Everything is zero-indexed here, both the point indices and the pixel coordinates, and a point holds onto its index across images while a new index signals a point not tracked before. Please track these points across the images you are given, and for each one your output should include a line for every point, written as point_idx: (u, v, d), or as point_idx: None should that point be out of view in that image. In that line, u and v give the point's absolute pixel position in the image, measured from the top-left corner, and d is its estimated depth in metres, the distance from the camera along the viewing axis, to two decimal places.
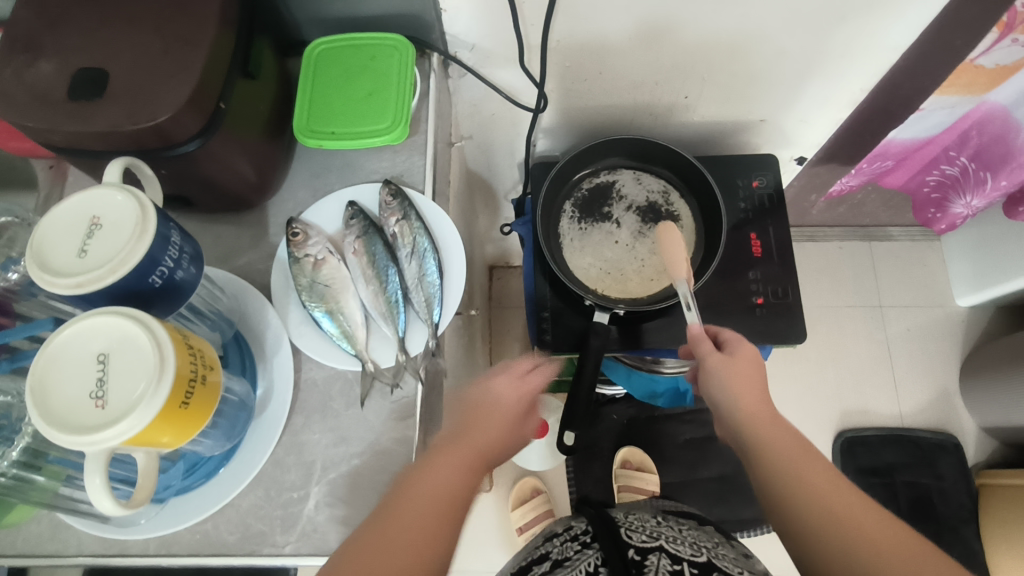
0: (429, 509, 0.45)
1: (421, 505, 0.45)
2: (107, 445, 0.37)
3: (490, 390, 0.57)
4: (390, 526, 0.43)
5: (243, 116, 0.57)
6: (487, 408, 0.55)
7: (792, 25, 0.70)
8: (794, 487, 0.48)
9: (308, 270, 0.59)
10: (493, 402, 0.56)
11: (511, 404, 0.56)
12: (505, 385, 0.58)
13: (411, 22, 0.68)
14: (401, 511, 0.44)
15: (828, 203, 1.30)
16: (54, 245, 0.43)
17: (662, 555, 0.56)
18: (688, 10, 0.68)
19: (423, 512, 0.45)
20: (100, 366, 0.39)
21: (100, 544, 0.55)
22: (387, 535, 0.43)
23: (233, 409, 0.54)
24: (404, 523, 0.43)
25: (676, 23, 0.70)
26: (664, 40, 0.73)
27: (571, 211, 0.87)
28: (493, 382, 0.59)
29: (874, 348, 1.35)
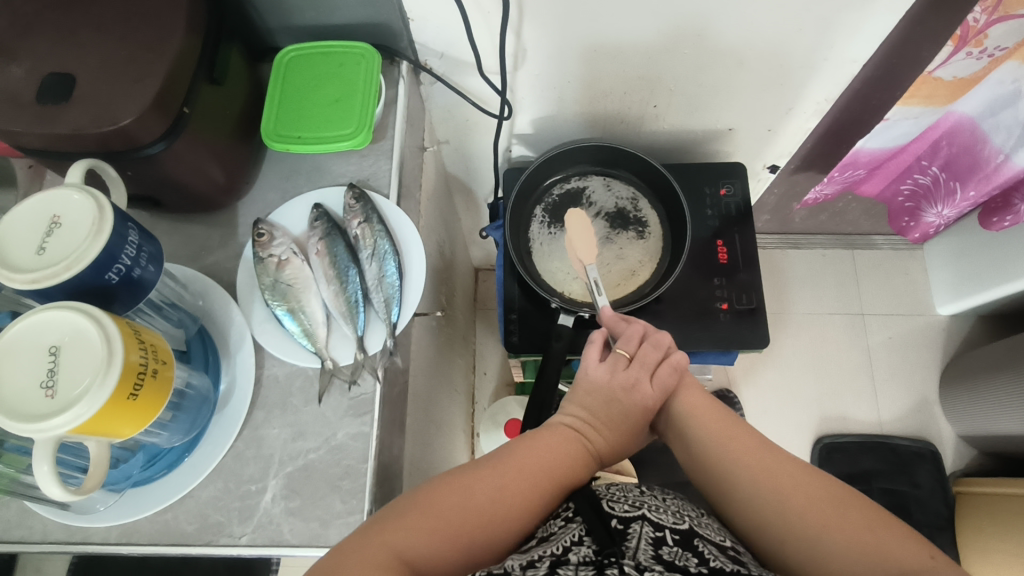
0: (532, 473, 0.53)
1: (529, 471, 0.53)
2: (55, 433, 0.39)
3: (617, 374, 0.63)
4: (487, 480, 0.51)
5: (210, 120, 0.59)
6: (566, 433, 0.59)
7: (818, 27, 0.70)
8: (742, 476, 0.52)
9: (271, 269, 0.61)
10: (649, 394, 0.61)
11: (592, 430, 0.61)
12: (608, 369, 0.64)
13: (380, 31, 0.70)
14: (503, 472, 0.52)
15: (808, 211, 1.32)
16: (15, 243, 0.45)
17: (646, 522, 0.53)
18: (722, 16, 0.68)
19: (527, 476, 0.53)
20: (51, 357, 0.41)
21: (63, 532, 0.57)
22: (476, 489, 0.50)
23: (195, 403, 0.57)
24: (502, 482, 0.51)
25: (711, 29, 0.70)
26: (701, 44, 0.73)
27: (541, 215, 0.89)
28: (610, 364, 0.64)
29: (853, 356, 1.36)
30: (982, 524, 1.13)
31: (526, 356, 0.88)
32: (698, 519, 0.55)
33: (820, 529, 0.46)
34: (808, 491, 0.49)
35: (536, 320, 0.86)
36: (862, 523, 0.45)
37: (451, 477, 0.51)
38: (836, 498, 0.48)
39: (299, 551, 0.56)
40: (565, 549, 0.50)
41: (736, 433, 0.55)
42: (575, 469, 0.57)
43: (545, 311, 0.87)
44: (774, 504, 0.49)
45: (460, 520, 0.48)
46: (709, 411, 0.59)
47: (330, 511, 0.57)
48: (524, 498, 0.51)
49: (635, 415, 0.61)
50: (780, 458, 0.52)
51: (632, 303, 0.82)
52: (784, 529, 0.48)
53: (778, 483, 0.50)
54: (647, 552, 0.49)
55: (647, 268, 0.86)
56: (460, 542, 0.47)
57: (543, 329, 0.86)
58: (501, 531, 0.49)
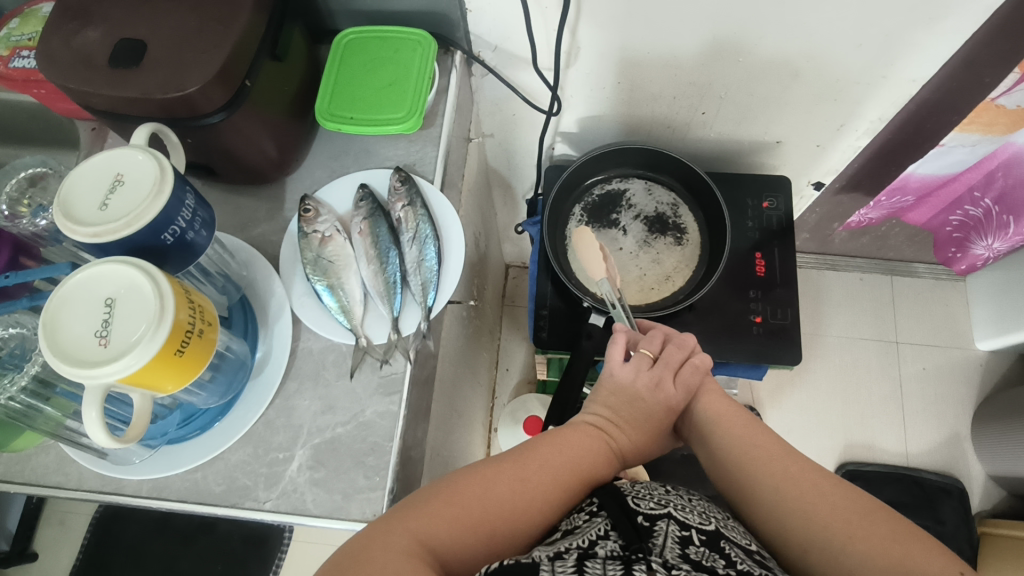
0: (554, 469, 0.54)
1: (551, 466, 0.54)
2: (104, 381, 0.40)
3: (641, 375, 0.63)
4: (509, 473, 0.51)
5: (269, 95, 0.61)
6: (588, 431, 0.59)
7: (859, 49, 0.70)
8: (766, 483, 0.51)
9: (315, 244, 0.63)
10: (672, 393, 0.61)
11: (614, 430, 0.61)
12: (633, 369, 0.63)
13: (437, 20, 0.71)
14: (525, 466, 0.52)
15: (850, 233, 1.29)
16: (80, 196, 0.47)
17: (672, 520, 0.52)
18: (762, 29, 0.68)
19: (549, 471, 0.53)
20: (107, 309, 0.42)
21: (98, 481, 0.59)
22: (499, 481, 0.50)
23: (233, 367, 0.59)
24: (525, 475, 0.52)
25: (750, 43, 0.71)
26: (737, 58, 0.74)
27: (580, 214, 0.89)
28: (635, 364, 0.63)
29: (885, 384, 1.33)
30: (1005, 566, 1.09)
31: (553, 353, 0.88)
32: (724, 522, 0.54)
33: (844, 541, 0.46)
34: (832, 502, 0.48)
35: (568, 318, 0.86)
36: (888, 535, 0.45)
37: (473, 467, 0.51)
38: (861, 508, 0.47)
39: (320, 521, 0.57)
40: (592, 543, 0.50)
41: (759, 440, 0.55)
42: (597, 466, 0.57)
43: (577, 310, 0.87)
44: (797, 514, 0.49)
45: (482, 509, 0.48)
46: (733, 416, 0.58)
47: (352, 486, 0.58)
48: (545, 493, 0.52)
49: (658, 415, 0.61)
50: (803, 466, 0.51)
51: (665, 309, 0.81)
52: (806, 539, 0.48)
53: (802, 491, 0.49)
54: (673, 551, 0.49)
55: (682, 274, 0.86)
56: (482, 531, 0.48)
57: (573, 328, 0.86)
58: (522, 523, 0.50)
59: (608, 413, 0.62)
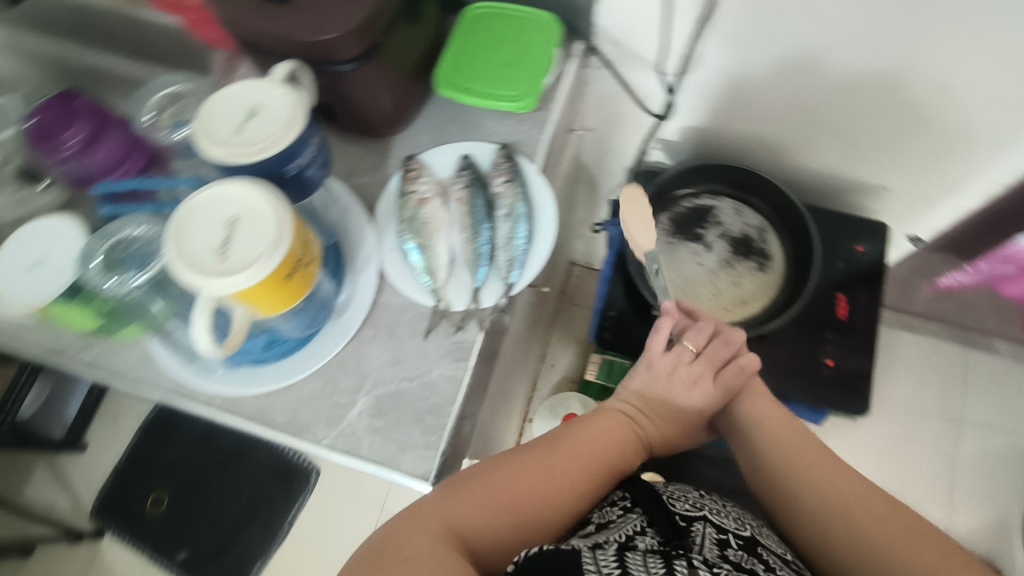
0: (583, 459, 0.55)
1: (580, 456, 0.55)
2: (218, 292, 0.43)
3: (680, 369, 0.63)
4: (536, 463, 0.53)
5: (397, 53, 0.62)
6: (618, 419, 0.60)
7: (993, 104, 0.66)
8: (808, 490, 0.53)
9: (413, 204, 0.65)
10: (710, 391, 0.62)
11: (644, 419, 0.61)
12: (672, 360, 0.63)
13: (567, 7, 0.72)
14: (554, 455, 0.54)
15: (934, 294, 1.24)
16: (217, 119, 0.50)
17: (708, 523, 0.54)
18: (896, 64, 0.65)
19: (578, 462, 0.55)
20: (230, 226, 0.45)
21: (175, 386, 0.62)
22: (528, 470, 0.52)
23: (316, 307, 0.60)
24: (553, 464, 0.53)
25: (875, 77, 0.68)
26: (860, 90, 0.71)
27: (665, 223, 0.89)
28: (675, 357, 0.63)
29: (939, 457, 1.28)
30: None
31: (613, 354, 0.89)
32: (760, 530, 0.56)
33: (887, 554, 0.47)
34: (874, 513, 0.49)
35: (634, 323, 0.86)
36: (933, 553, 0.45)
37: (502, 457, 0.53)
38: (903, 522, 0.48)
39: (371, 467, 0.59)
40: (629, 536, 0.51)
41: (802, 445, 0.56)
42: (625, 456, 0.58)
43: (644, 317, 0.86)
44: (839, 521, 0.50)
45: (509, 496, 0.50)
46: (775, 421, 0.59)
47: (407, 440, 0.60)
48: (574, 484, 0.53)
49: (693, 411, 0.62)
50: (847, 477, 0.53)
51: (737, 332, 0.80)
52: (849, 550, 0.49)
53: (843, 499, 0.51)
54: (712, 551, 0.50)
55: (758, 301, 0.84)
56: (511, 519, 0.50)
57: (638, 334, 0.86)
58: (551, 512, 0.52)
59: (639, 403, 0.62)
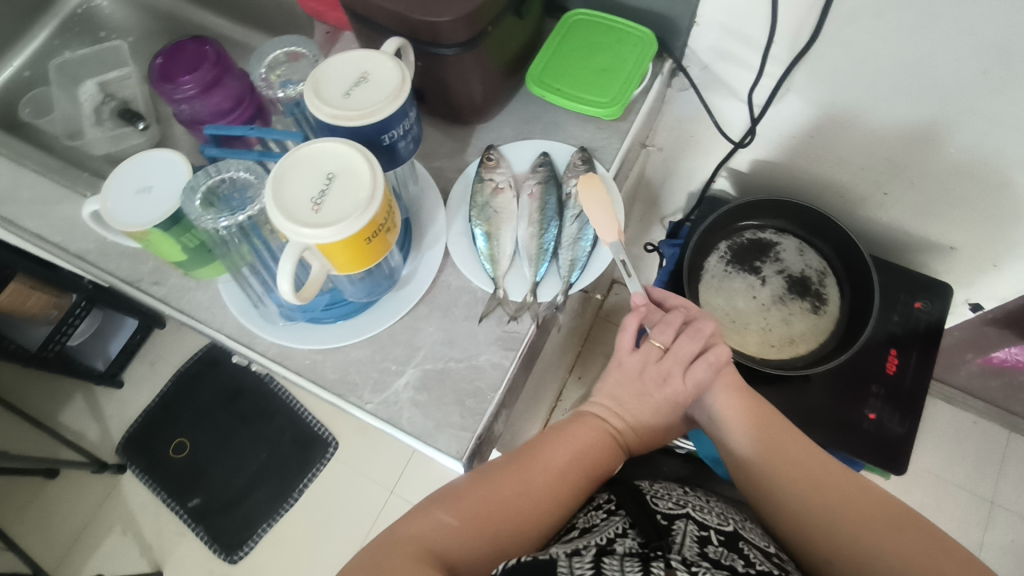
0: (556, 470, 0.57)
1: (553, 467, 0.57)
2: (304, 240, 0.45)
3: (648, 368, 0.61)
4: (510, 482, 0.56)
5: (497, 46, 0.64)
6: (590, 425, 0.61)
7: None
8: (795, 492, 0.56)
9: (486, 192, 0.67)
10: (680, 389, 0.60)
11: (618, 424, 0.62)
12: (640, 359, 0.62)
13: (664, 26, 0.73)
14: (527, 468, 0.57)
15: (984, 369, 1.20)
16: (328, 82, 0.52)
17: (690, 521, 0.57)
18: (993, 125, 0.65)
19: (552, 474, 0.57)
20: (327, 180, 0.47)
21: (236, 330, 0.65)
22: (504, 485, 0.55)
23: (379, 276, 0.62)
24: (527, 476, 0.56)
25: (966, 135, 0.67)
26: (948, 147, 0.70)
27: (724, 250, 0.89)
28: (643, 355, 0.61)
29: (964, 537, 1.23)
30: None
31: None
32: (743, 525, 0.59)
33: (877, 548, 0.51)
34: (861, 508, 0.54)
35: None
36: (916, 544, 0.50)
37: (479, 475, 0.56)
38: (889, 515, 0.53)
39: (407, 438, 0.61)
40: (609, 540, 0.54)
41: (785, 442, 0.59)
42: (601, 460, 0.60)
43: None
44: (828, 521, 0.54)
45: (488, 515, 0.54)
46: (750, 418, 0.61)
47: (447, 418, 0.61)
48: (549, 498, 0.56)
49: (665, 410, 0.61)
50: (830, 470, 0.57)
51: (782, 369, 0.79)
52: (840, 544, 0.53)
53: (829, 501, 0.55)
54: (692, 549, 0.52)
55: (808, 342, 0.83)
56: (488, 532, 0.53)
57: None
58: (529, 523, 0.55)
59: (612, 406, 0.62)
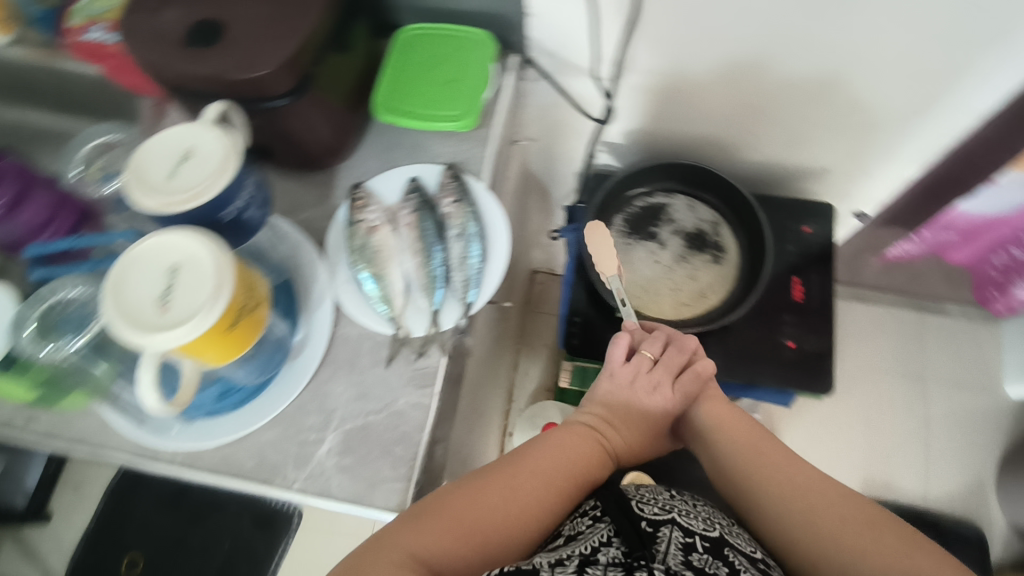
0: (545, 474, 0.55)
1: (542, 472, 0.55)
2: (159, 347, 0.41)
3: (640, 377, 0.65)
4: (499, 483, 0.53)
5: (330, 84, 0.61)
6: (579, 430, 0.61)
7: (923, 78, 0.68)
8: (771, 493, 0.53)
9: (362, 233, 0.64)
10: (668, 396, 0.64)
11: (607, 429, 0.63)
12: (631, 370, 0.66)
13: (498, 23, 0.72)
14: (516, 473, 0.54)
15: (884, 266, 1.27)
16: (148, 165, 0.48)
17: (675, 527, 0.55)
18: (828, 47, 0.67)
19: (541, 478, 0.55)
20: (170, 276, 0.43)
21: (137, 446, 0.60)
22: (489, 490, 0.52)
23: (270, 349, 0.59)
24: (515, 482, 0.53)
25: (808, 60, 0.69)
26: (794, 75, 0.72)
27: (619, 224, 0.89)
28: (635, 365, 0.66)
29: (909, 423, 1.31)
30: None
31: (579, 359, 0.88)
32: (729, 529, 0.57)
33: (854, 552, 0.47)
34: (839, 510, 0.50)
35: (598, 327, 0.86)
36: (898, 547, 0.47)
37: (464, 482, 0.53)
38: (869, 518, 0.49)
39: (344, 506, 0.58)
40: (594, 549, 0.52)
41: (763, 446, 0.58)
42: (591, 466, 0.59)
43: (608, 319, 0.86)
44: (805, 524, 0.50)
45: (472, 521, 0.50)
46: (734, 421, 0.61)
47: (379, 474, 0.59)
48: (538, 498, 0.53)
49: (653, 417, 0.64)
50: (809, 474, 0.54)
51: (700, 326, 0.81)
52: (814, 550, 0.49)
53: (809, 502, 0.51)
54: (676, 557, 0.51)
55: (717, 293, 0.85)
56: (474, 539, 0.49)
57: (604, 337, 0.86)
58: (515, 529, 0.51)
59: (603, 413, 0.64)
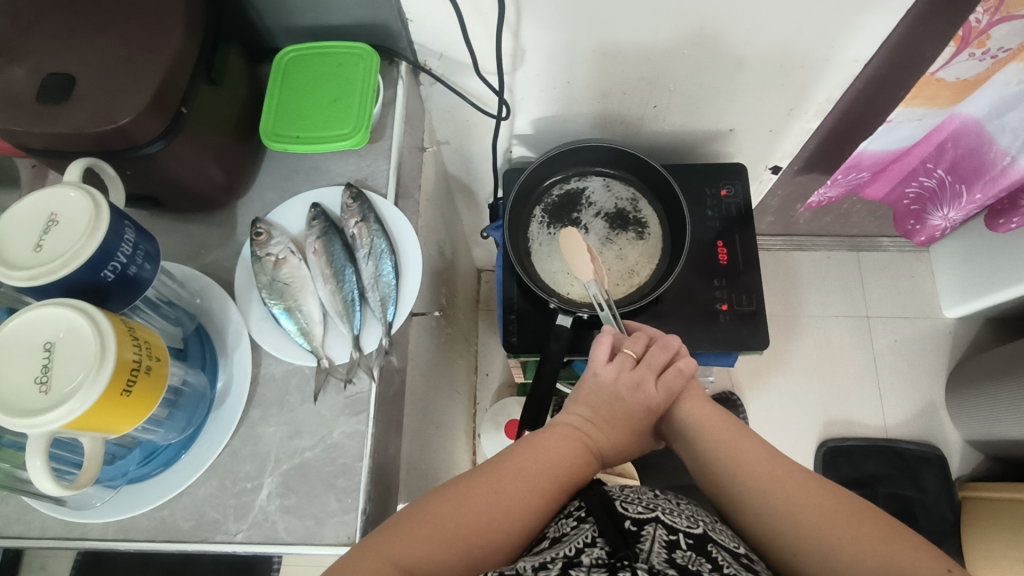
0: (531, 476, 0.54)
1: (529, 475, 0.54)
2: (47, 428, 0.39)
3: (624, 374, 0.64)
4: (484, 486, 0.51)
5: (208, 120, 0.59)
6: (565, 431, 0.60)
7: (805, 28, 0.69)
8: (753, 491, 0.52)
9: (269, 268, 0.62)
10: (654, 394, 0.62)
11: (590, 429, 0.62)
12: (615, 369, 0.64)
13: (379, 32, 0.71)
14: (501, 477, 0.53)
15: (813, 213, 1.31)
16: (12, 239, 0.46)
17: (659, 524, 0.53)
18: (707, 7, 0.67)
19: (527, 479, 0.53)
20: (45, 353, 0.41)
21: (62, 527, 0.57)
22: (472, 495, 0.50)
23: (192, 401, 0.57)
24: (499, 486, 0.52)
25: (689, 21, 0.69)
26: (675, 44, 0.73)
27: (541, 216, 0.89)
28: (618, 364, 0.64)
29: (859, 359, 1.35)
30: (988, 530, 1.12)
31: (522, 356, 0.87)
32: (712, 525, 0.55)
33: (836, 542, 0.47)
34: (820, 503, 0.50)
35: (535, 320, 0.85)
36: (875, 535, 0.47)
37: (447, 487, 0.51)
38: (849, 509, 0.49)
39: (293, 549, 0.56)
40: (577, 551, 0.51)
41: (743, 443, 0.56)
42: (576, 466, 0.57)
43: (544, 311, 0.86)
44: (785, 517, 0.50)
45: (455, 525, 0.48)
46: (716, 421, 0.60)
47: (325, 510, 0.57)
48: (524, 498, 0.52)
49: (638, 416, 0.62)
50: (789, 469, 0.53)
51: (633, 304, 0.81)
52: (795, 540, 0.49)
53: (788, 494, 0.51)
54: (659, 556, 0.50)
55: (646, 268, 0.86)
56: (458, 544, 0.48)
57: (542, 329, 0.85)
58: (502, 532, 0.50)
59: (586, 413, 0.63)
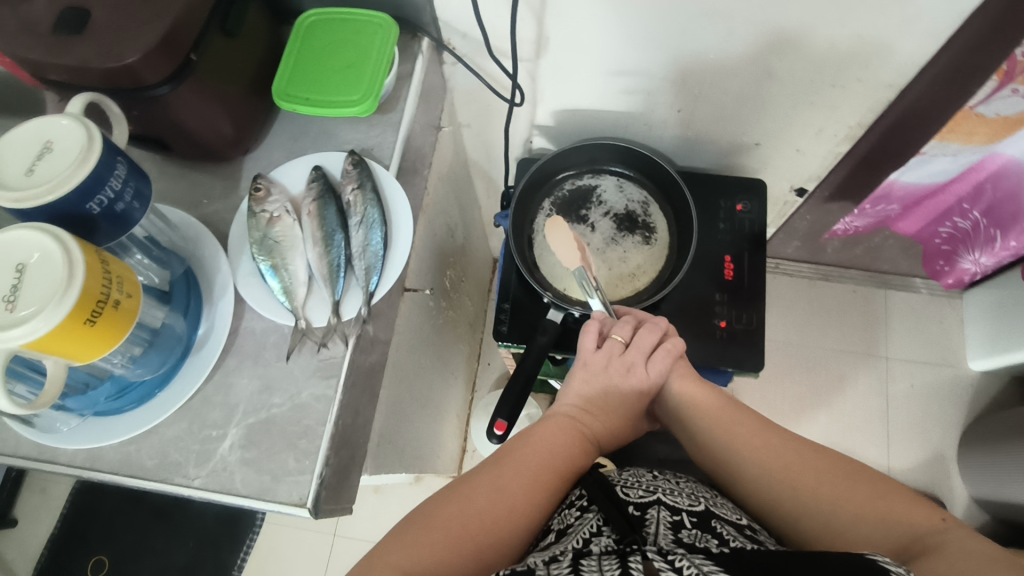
0: (532, 472, 0.53)
1: (529, 470, 0.53)
2: (17, 343, 0.40)
3: (614, 360, 0.62)
4: (485, 484, 0.51)
5: (220, 70, 0.60)
6: (562, 422, 0.59)
7: (838, 42, 0.66)
8: (750, 464, 0.54)
9: (263, 224, 0.62)
10: (644, 378, 0.60)
11: (585, 417, 0.61)
12: (604, 355, 0.62)
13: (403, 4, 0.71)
14: (501, 473, 0.52)
15: (842, 243, 1.26)
16: (7, 163, 0.47)
17: (662, 506, 0.54)
18: (735, 12, 0.64)
19: (528, 475, 0.53)
20: (17, 274, 0.42)
21: (33, 448, 0.59)
22: (476, 495, 0.50)
23: (168, 341, 0.58)
24: (501, 483, 0.51)
25: (717, 24, 0.66)
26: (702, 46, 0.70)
27: (549, 209, 0.88)
28: (607, 350, 0.62)
29: (872, 400, 1.31)
30: None
31: (508, 346, 0.86)
32: (712, 501, 0.57)
33: (832, 504, 0.48)
34: (813, 467, 0.51)
35: (528, 312, 0.84)
36: (871, 494, 0.48)
37: (450, 490, 0.51)
38: (842, 471, 0.50)
39: (248, 502, 0.57)
40: (585, 540, 0.50)
41: (737, 419, 0.57)
42: (575, 455, 0.57)
43: (538, 304, 0.85)
44: (784, 484, 0.51)
45: (462, 525, 0.48)
46: (707, 399, 0.59)
47: (282, 468, 0.58)
48: (529, 495, 0.52)
49: (632, 400, 0.61)
50: (783, 438, 0.54)
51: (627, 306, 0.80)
52: (795, 505, 0.50)
53: (782, 462, 0.52)
54: (666, 537, 0.50)
55: (648, 273, 0.84)
56: (467, 543, 0.47)
57: (534, 322, 0.84)
58: (509, 530, 0.49)
59: (580, 401, 0.62)
